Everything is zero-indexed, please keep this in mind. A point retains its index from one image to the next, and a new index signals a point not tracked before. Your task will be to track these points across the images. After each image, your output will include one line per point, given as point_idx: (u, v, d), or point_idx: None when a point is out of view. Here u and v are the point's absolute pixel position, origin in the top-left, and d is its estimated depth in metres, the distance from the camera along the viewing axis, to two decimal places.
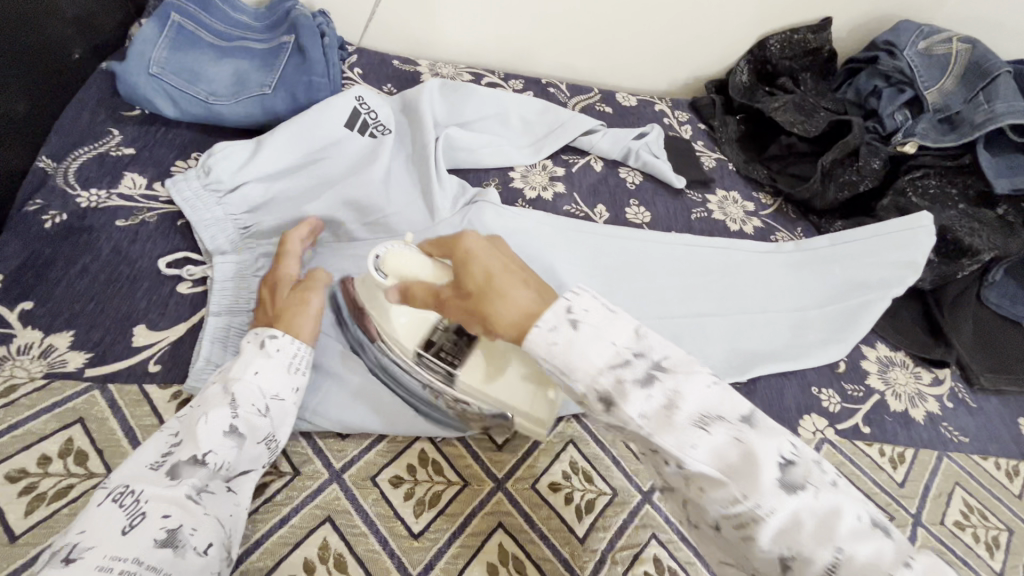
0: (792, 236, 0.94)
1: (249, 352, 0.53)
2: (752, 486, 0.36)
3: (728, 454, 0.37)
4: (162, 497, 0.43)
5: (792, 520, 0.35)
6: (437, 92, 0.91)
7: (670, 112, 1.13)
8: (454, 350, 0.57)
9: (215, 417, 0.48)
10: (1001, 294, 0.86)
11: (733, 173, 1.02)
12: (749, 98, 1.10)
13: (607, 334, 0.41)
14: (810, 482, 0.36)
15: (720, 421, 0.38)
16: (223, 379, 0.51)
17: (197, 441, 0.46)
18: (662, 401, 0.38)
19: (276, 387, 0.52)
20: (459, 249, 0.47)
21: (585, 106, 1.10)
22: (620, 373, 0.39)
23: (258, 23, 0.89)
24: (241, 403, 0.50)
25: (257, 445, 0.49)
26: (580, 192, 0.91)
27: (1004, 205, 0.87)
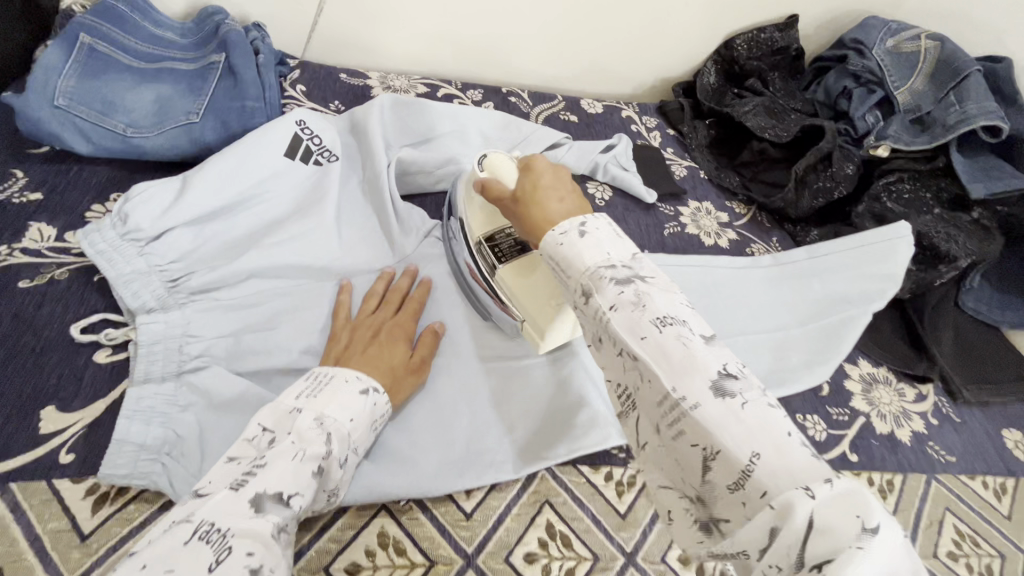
0: (768, 247, 0.90)
1: (347, 392, 0.51)
2: (683, 375, 0.36)
3: (670, 350, 0.37)
4: (250, 532, 0.38)
5: (715, 420, 0.35)
6: (387, 109, 0.84)
7: (638, 119, 1.08)
8: (508, 251, 0.63)
9: (311, 454, 0.44)
10: (978, 299, 0.85)
11: (704, 181, 0.98)
12: (718, 101, 1.06)
13: (605, 246, 0.43)
14: (743, 395, 0.35)
15: (675, 324, 0.39)
16: (318, 413, 0.48)
17: (288, 475, 0.42)
18: (631, 297, 0.40)
19: (359, 437, 0.50)
20: (530, 166, 0.55)
21: (548, 115, 1.04)
22: (601, 271, 0.42)
23: (185, 40, 0.81)
24: (335, 447, 0.47)
25: (326, 492, 0.46)
26: None
27: (979, 208, 0.84)
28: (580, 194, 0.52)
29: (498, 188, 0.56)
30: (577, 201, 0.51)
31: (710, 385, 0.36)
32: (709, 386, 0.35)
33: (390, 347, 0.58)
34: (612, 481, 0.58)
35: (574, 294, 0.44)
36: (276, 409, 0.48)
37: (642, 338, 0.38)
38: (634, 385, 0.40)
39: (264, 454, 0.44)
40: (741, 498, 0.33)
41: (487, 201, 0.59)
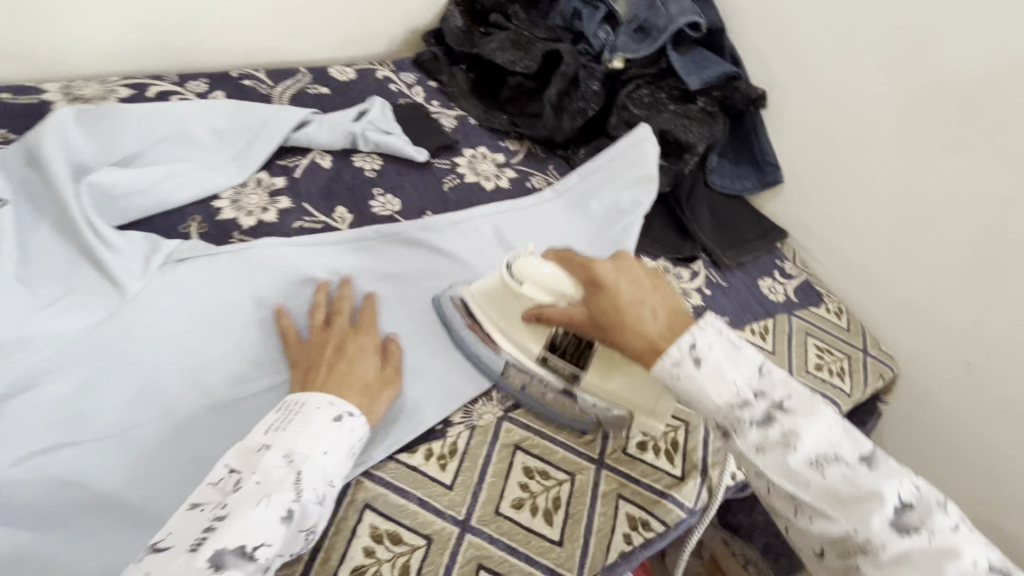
0: (547, 177, 0.93)
1: (320, 423, 0.48)
2: (857, 513, 0.43)
3: (840, 488, 0.44)
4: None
5: (903, 559, 0.41)
6: (69, 125, 0.67)
7: (396, 77, 1.03)
8: (577, 352, 0.60)
9: (277, 500, 0.42)
10: (722, 176, 0.97)
11: (476, 128, 0.98)
12: (469, 43, 1.05)
13: (729, 373, 0.48)
14: (927, 526, 0.41)
15: (831, 459, 0.45)
16: (287, 449, 0.45)
17: (254, 526, 0.40)
18: (780, 438, 0.45)
19: (336, 467, 0.48)
20: (596, 278, 0.54)
21: (295, 91, 0.94)
22: (739, 412, 0.47)
23: None
24: (306, 486, 0.45)
25: (297, 531, 0.44)
26: (311, 199, 0.77)
27: (702, 97, 0.94)
28: (659, 293, 0.53)
29: (561, 311, 0.56)
30: (667, 308, 0.52)
31: (891, 524, 0.41)
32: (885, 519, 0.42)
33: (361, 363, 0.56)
34: (433, 457, 0.57)
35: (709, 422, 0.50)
36: (252, 444, 0.46)
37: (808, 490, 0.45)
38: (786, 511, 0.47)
39: (227, 503, 0.42)
40: None
41: (546, 324, 0.59)
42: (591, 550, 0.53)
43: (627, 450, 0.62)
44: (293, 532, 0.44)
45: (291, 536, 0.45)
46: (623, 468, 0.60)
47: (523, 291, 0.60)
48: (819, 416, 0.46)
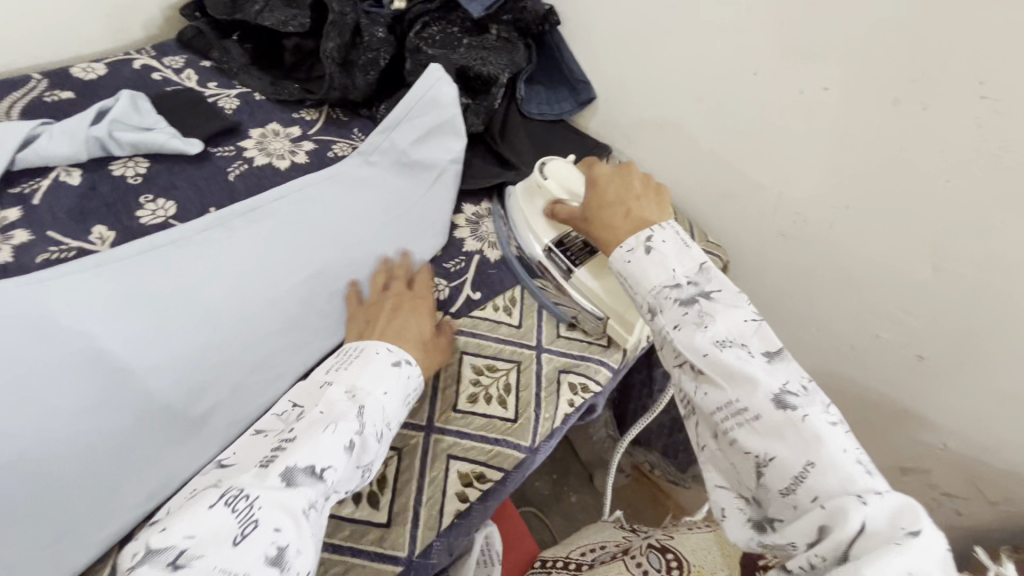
0: (352, 141, 0.86)
1: (376, 365, 0.54)
2: (746, 389, 0.44)
3: (728, 365, 0.45)
4: (277, 503, 0.40)
5: (773, 431, 0.42)
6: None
7: (159, 63, 0.90)
8: (580, 253, 0.68)
9: (342, 428, 0.47)
10: (537, 103, 0.94)
11: (263, 103, 0.88)
12: (233, 8, 0.90)
13: (671, 262, 0.51)
14: (807, 412, 0.43)
15: (736, 345, 0.46)
16: (347, 386, 0.51)
17: (320, 450, 0.44)
18: (695, 317, 0.48)
19: (392, 409, 0.53)
20: (595, 180, 0.62)
21: (27, 102, 0.79)
22: (667, 291, 0.50)
23: None
24: (365, 420, 0.49)
25: (356, 467, 0.48)
26: (59, 225, 0.66)
27: (495, 25, 0.89)
28: (649, 205, 0.58)
29: (567, 208, 0.64)
30: (655, 201, 0.59)
31: (773, 402, 0.43)
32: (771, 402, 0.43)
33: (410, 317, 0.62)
34: None
35: (643, 306, 0.53)
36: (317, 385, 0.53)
37: (705, 356, 0.46)
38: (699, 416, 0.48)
39: (293, 430, 0.47)
40: (792, 500, 0.41)
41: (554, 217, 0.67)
42: (419, 521, 0.52)
43: (457, 407, 0.60)
44: (353, 471, 0.47)
45: (351, 472, 0.47)
46: (455, 427, 0.58)
47: (547, 185, 0.68)
48: (740, 310, 0.48)
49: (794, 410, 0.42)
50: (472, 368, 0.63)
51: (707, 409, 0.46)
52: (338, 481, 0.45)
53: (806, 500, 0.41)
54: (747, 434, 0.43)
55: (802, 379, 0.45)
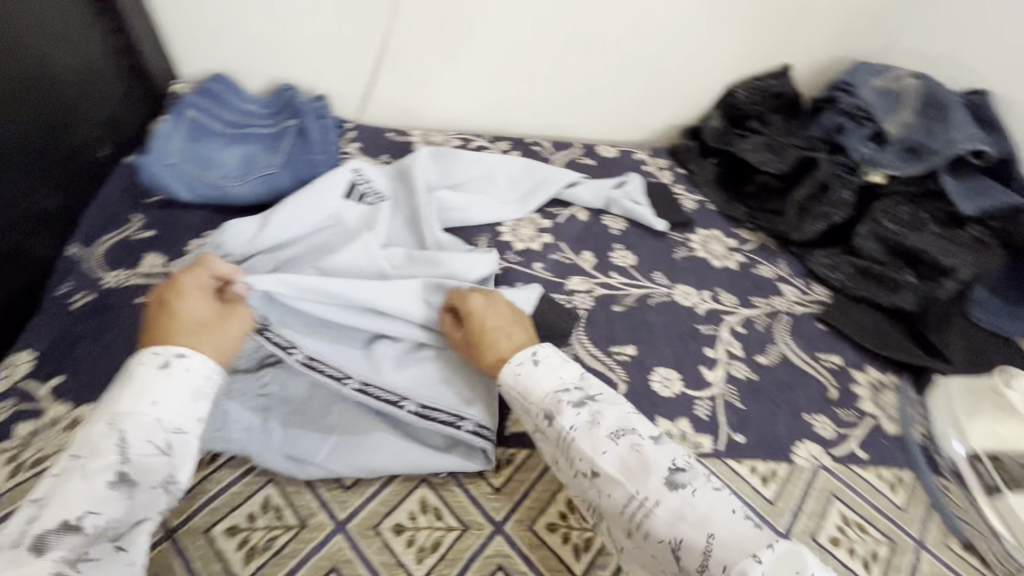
0: (776, 268, 0.97)
1: (143, 377, 0.50)
2: (642, 478, 0.51)
3: (628, 459, 0.53)
4: (35, 575, 0.39)
5: (676, 513, 0.49)
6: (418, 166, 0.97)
7: (650, 160, 1.19)
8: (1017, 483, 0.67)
9: (96, 468, 0.44)
10: (987, 310, 0.89)
11: (714, 212, 1.07)
12: (724, 141, 1.16)
13: (559, 372, 0.59)
14: (692, 484, 0.50)
15: (629, 433, 0.54)
16: (109, 417, 0.47)
17: (68, 501, 0.43)
18: (587, 417, 0.56)
19: (170, 415, 0.49)
20: (467, 308, 0.66)
21: (568, 160, 1.17)
22: (560, 396, 0.57)
23: (263, 109, 1.04)
24: (134, 443, 0.46)
25: (154, 486, 0.46)
26: (567, 241, 0.95)
27: (975, 224, 0.90)
28: (522, 327, 0.66)
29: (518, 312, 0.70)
30: (524, 327, 0.66)
31: (664, 480, 0.50)
32: (661, 483, 0.50)
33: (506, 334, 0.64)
34: None
35: (535, 417, 0.58)
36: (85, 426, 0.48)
37: (602, 454, 0.53)
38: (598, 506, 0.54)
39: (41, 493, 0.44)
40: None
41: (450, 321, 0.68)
42: None
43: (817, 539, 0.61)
44: (148, 491, 0.46)
45: (153, 494, 0.47)
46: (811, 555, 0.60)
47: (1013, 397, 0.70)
48: (620, 404, 0.58)
49: (682, 488, 0.50)
50: (841, 516, 0.63)
51: (614, 506, 0.52)
52: (106, 526, 0.43)
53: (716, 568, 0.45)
54: (658, 521, 0.49)
55: (688, 460, 0.54)
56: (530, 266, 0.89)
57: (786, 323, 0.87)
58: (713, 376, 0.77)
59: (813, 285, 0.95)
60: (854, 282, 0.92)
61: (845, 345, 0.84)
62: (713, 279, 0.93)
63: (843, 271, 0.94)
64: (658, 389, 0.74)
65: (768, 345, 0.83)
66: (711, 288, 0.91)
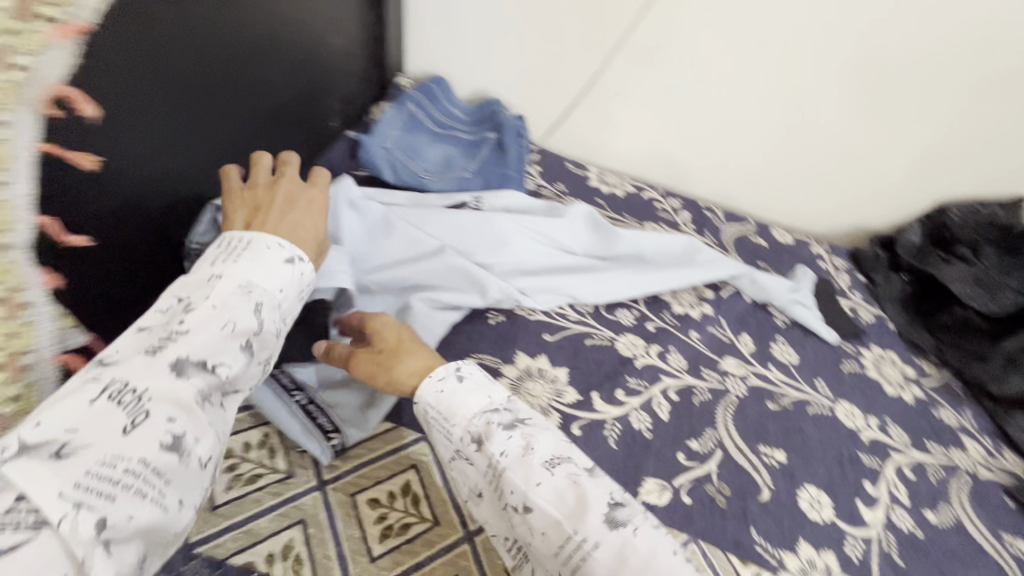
0: (959, 416, 0.85)
1: (268, 256, 0.55)
2: (581, 519, 0.49)
3: (567, 493, 0.51)
4: (166, 397, 0.44)
5: (616, 557, 0.47)
6: (593, 221, 0.94)
7: (828, 256, 1.12)
8: None
9: (239, 329, 0.49)
10: None
11: (893, 332, 0.97)
12: (922, 261, 1.05)
13: (488, 390, 0.58)
14: (633, 523, 0.49)
15: (564, 463, 0.52)
16: (242, 282, 0.52)
17: (213, 344, 0.47)
18: (519, 445, 0.53)
19: (286, 304, 0.56)
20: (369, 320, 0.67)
21: (739, 234, 1.13)
22: (489, 416, 0.56)
23: (467, 117, 1.14)
24: (264, 319, 0.52)
25: (257, 363, 0.51)
26: (728, 318, 0.91)
27: None
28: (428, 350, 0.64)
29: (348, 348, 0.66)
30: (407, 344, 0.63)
31: (604, 516, 0.49)
32: (603, 521, 0.48)
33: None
34: None
35: (461, 440, 0.56)
36: (202, 275, 0.53)
37: (535, 486, 0.51)
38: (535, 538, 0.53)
39: (183, 321, 0.48)
40: None
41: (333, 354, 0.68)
42: None
43: None
44: (254, 365, 0.51)
45: (255, 368, 0.51)
46: None
47: None
48: (550, 430, 0.56)
49: (621, 527, 0.48)
50: None
51: (549, 545, 0.49)
52: (233, 378, 0.48)
53: None
54: (595, 564, 0.47)
55: (625, 497, 0.52)
56: (685, 332, 0.86)
57: (965, 483, 0.76)
58: (870, 515, 0.68)
59: (1004, 450, 0.82)
60: None
61: None
62: (884, 406, 0.84)
63: None
64: (806, 509, 0.67)
65: (941, 501, 0.72)
66: (880, 415, 0.82)
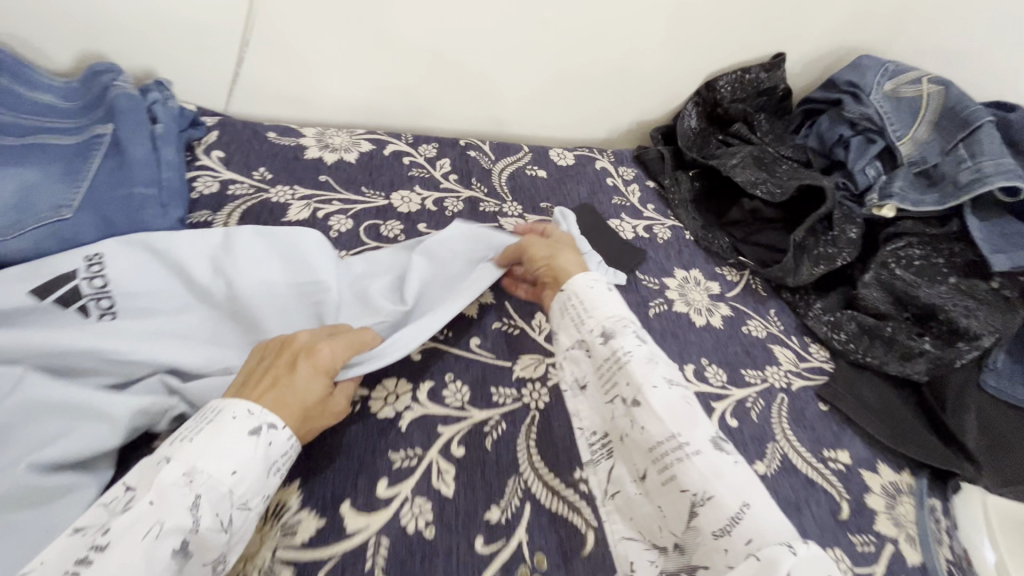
0: (767, 324, 0.79)
1: (231, 434, 0.43)
2: (688, 425, 0.44)
3: (677, 405, 0.45)
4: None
5: (713, 470, 0.41)
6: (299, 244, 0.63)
7: (614, 169, 0.97)
8: None
9: (170, 528, 0.38)
10: (1002, 377, 0.74)
11: (690, 244, 0.87)
12: (701, 150, 0.96)
13: (624, 307, 0.54)
14: (736, 456, 0.43)
15: (681, 388, 0.47)
16: (188, 466, 0.40)
17: (138, 562, 0.35)
18: (645, 354, 0.49)
19: (246, 487, 0.43)
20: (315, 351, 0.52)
21: (514, 170, 0.91)
22: (620, 326, 0.51)
23: (68, 102, 0.70)
24: (206, 514, 0.40)
25: (206, 564, 0.40)
26: (514, 298, 0.73)
27: (1000, 277, 0.74)
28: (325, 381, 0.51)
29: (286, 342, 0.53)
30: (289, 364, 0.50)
31: (711, 438, 0.43)
32: (710, 437, 0.43)
33: (327, 346, 0.53)
34: None
35: (588, 333, 0.52)
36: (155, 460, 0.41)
37: (653, 386, 0.46)
38: (627, 434, 0.47)
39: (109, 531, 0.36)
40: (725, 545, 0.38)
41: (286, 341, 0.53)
42: None
43: None
44: (198, 566, 0.39)
45: (196, 569, 0.39)
46: None
47: None
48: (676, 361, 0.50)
49: (729, 455, 0.42)
50: None
51: (648, 442, 0.44)
52: None
53: (738, 542, 0.37)
54: (693, 469, 0.41)
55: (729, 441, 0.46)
56: (463, 342, 0.66)
57: (784, 404, 0.70)
58: None
59: (809, 345, 0.78)
60: (859, 346, 0.76)
61: (851, 433, 0.69)
62: (696, 345, 0.74)
63: (847, 331, 0.77)
64: None
65: (766, 443, 0.65)
66: (694, 359, 0.72)
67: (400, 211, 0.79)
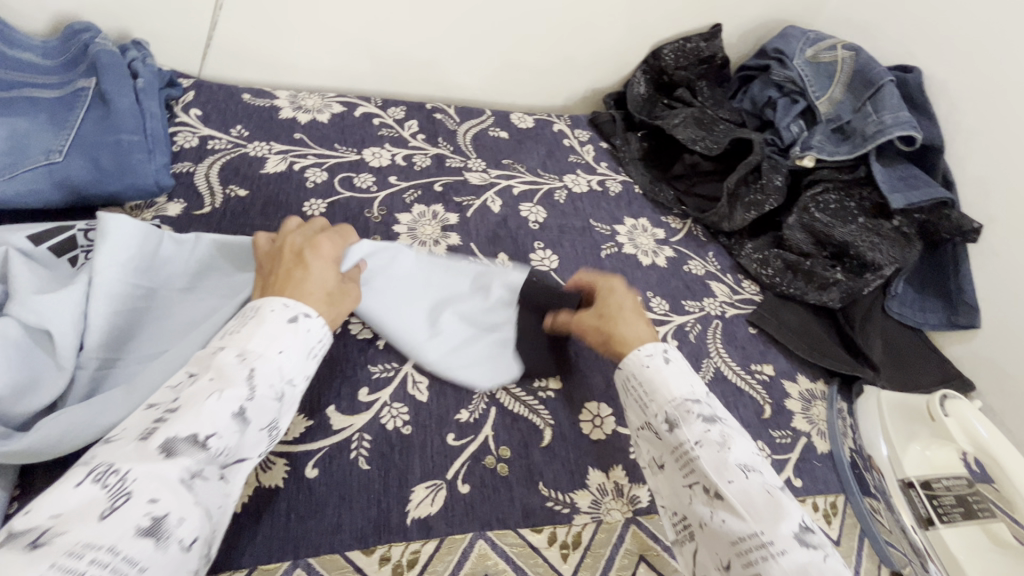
0: (705, 263, 0.89)
1: (273, 324, 0.47)
2: (769, 521, 0.44)
3: (756, 499, 0.46)
4: (154, 475, 0.36)
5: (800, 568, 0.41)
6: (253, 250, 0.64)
7: (571, 131, 1.04)
8: (948, 512, 0.65)
9: (231, 395, 0.42)
10: (902, 303, 0.88)
11: (640, 196, 0.96)
12: (648, 113, 1.05)
13: (687, 380, 0.55)
14: (823, 548, 0.44)
15: (754, 472, 0.48)
16: (240, 350, 0.45)
17: (205, 416, 0.40)
18: (718, 438, 0.50)
19: (293, 369, 0.47)
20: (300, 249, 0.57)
21: (477, 131, 0.98)
22: (691, 406, 0.53)
23: (46, 59, 0.74)
24: (259, 386, 0.44)
25: (261, 430, 0.44)
26: (478, 241, 0.80)
27: (899, 216, 0.85)
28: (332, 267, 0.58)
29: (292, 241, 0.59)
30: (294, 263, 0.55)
31: (796, 535, 0.43)
32: (795, 534, 0.43)
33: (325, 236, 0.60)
34: (556, 542, 0.54)
35: (654, 418, 0.54)
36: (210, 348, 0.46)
37: (728, 482, 0.47)
38: (700, 518, 0.48)
39: (178, 398, 0.41)
40: None
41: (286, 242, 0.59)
42: None
43: None
44: (255, 432, 0.44)
45: (255, 435, 0.44)
46: None
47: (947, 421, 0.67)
48: (746, 440, 0.51)
49: (815, 549, 0.43)
50: None
51: (728, 535, 0.45)
52: (229, 451, 0.41)
53: None
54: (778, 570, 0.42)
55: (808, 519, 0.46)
56: None
57: (719, 329, 0.80)
58: None
59: (742, 281, 0.88)
60: (784, 279, 0.86)
61: (776, 351, 0.79)
62: (643, 281, 0.82)
63: (773, 266, 0.87)
64: (589, 432, 0.63)
65: (702, 359, 0.75)
66: (640, 292, 0.81)
67: (372, 166, 0.85)
